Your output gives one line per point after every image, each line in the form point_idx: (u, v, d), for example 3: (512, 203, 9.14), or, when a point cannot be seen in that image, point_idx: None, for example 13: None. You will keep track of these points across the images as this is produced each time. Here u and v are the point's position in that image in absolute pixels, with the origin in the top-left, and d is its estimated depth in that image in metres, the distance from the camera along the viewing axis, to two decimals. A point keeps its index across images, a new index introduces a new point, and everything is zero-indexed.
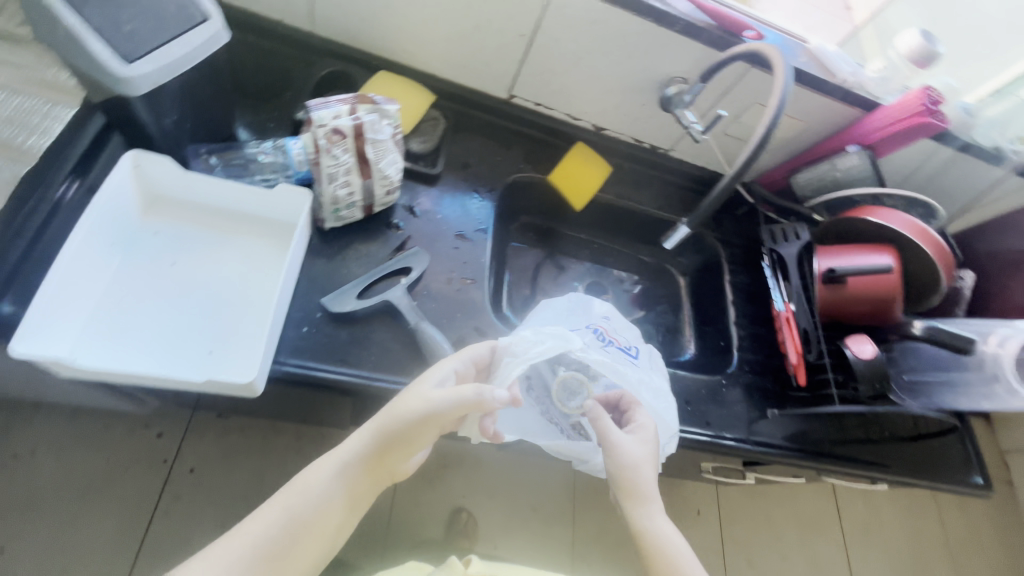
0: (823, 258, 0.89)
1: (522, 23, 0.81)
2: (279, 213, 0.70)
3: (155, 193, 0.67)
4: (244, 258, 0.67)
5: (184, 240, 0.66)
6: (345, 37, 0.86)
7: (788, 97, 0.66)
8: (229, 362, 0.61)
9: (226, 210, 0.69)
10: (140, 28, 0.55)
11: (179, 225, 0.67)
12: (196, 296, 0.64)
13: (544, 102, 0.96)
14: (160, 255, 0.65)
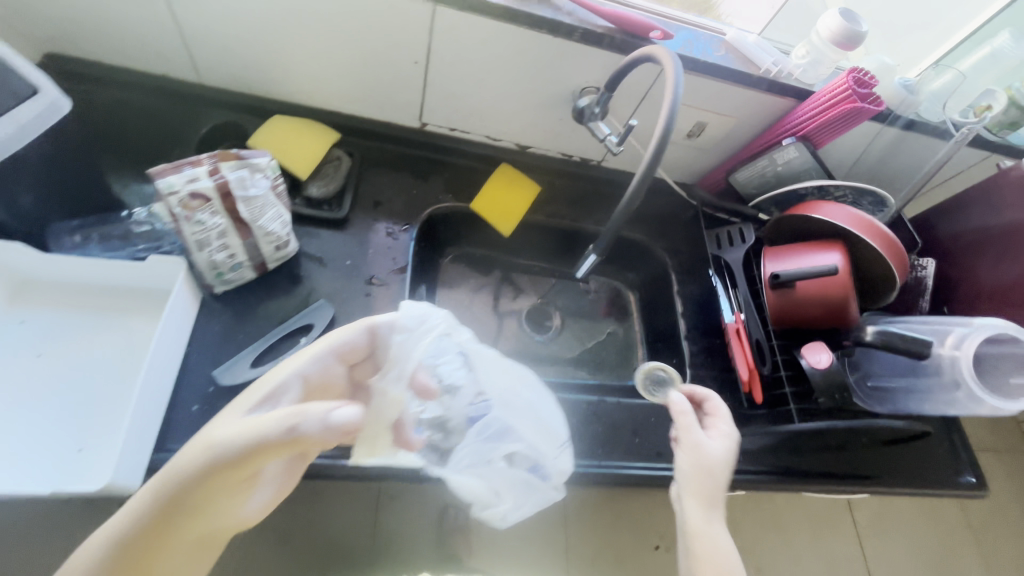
0: (770, 263, 0.83)
1: (413, 50, 0.76)
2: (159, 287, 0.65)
3: (21, 279, 0.62)
4: (121, 340, 0.62)
5: (55, 329, 0.61)
6: (236, 84, 0.82)
7: (679, 102, 0.59)
8: (102, 461, 0.56)
9: (100, 288, 0.64)
10: None
11: (49, 313, 0.62)
12: (67, 390, 0.59)
13: (459, 126, 0.91)
14: (26, 348, 0.60)
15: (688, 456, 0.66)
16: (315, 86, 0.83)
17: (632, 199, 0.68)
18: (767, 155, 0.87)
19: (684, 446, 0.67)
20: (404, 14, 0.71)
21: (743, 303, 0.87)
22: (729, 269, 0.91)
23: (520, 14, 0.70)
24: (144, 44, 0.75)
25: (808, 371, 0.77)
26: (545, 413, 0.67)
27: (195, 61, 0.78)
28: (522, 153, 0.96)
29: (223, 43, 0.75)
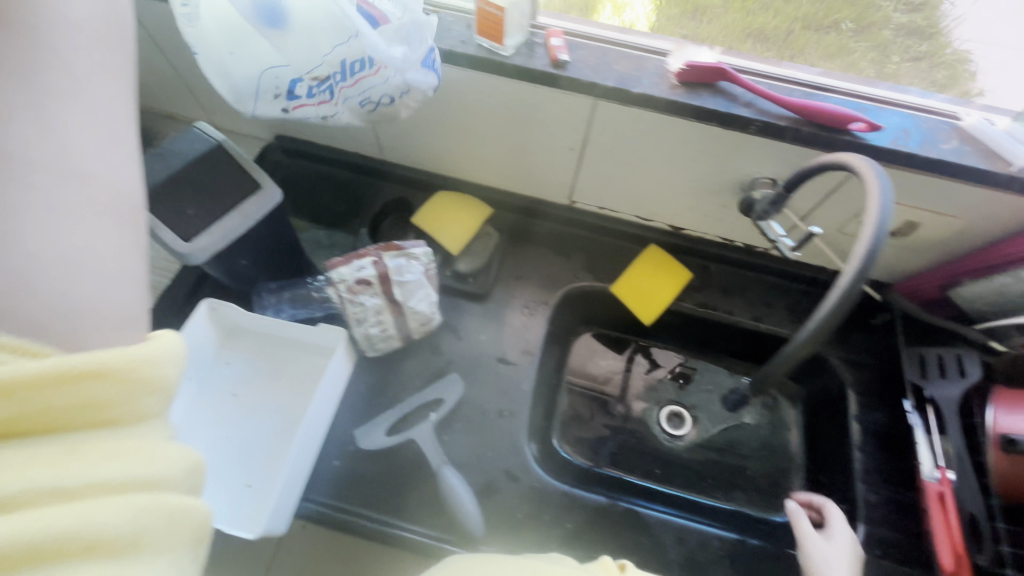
0: (1001, 415, 0.64)
1: (570, 137, 0.75)
2: (321, 349, 0.74)
3: (233, 325, 0.76)
4: (290, 389, 0.73)
5: (245, 375, 0.74)
6: (409, 163, 0.90)
7: (891, 219, 0.46)
8: (260, 501, 0.65)
9: (282, 340, 0.75)
10: (200, 211, 0.62)
11: (243, 361, 0.75)
12: (248, 429, 0.70)
13: (608, 205, 0.88)
14: (225, 388, 0.73)
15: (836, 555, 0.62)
16: (475, 165, 0.87)
17: (807, 344, 0.54)
18: (1007, 272, 0.67)
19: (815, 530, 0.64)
20: (564, 107, 0.70)
21: (955, 455, 0.69)
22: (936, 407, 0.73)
23: (688, 108, 0.65)
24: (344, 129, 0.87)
25: None
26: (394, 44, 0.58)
27: (381, 144, 0.88)
28: (674, 235, 0.89)
29: (404, 130, 0.84)
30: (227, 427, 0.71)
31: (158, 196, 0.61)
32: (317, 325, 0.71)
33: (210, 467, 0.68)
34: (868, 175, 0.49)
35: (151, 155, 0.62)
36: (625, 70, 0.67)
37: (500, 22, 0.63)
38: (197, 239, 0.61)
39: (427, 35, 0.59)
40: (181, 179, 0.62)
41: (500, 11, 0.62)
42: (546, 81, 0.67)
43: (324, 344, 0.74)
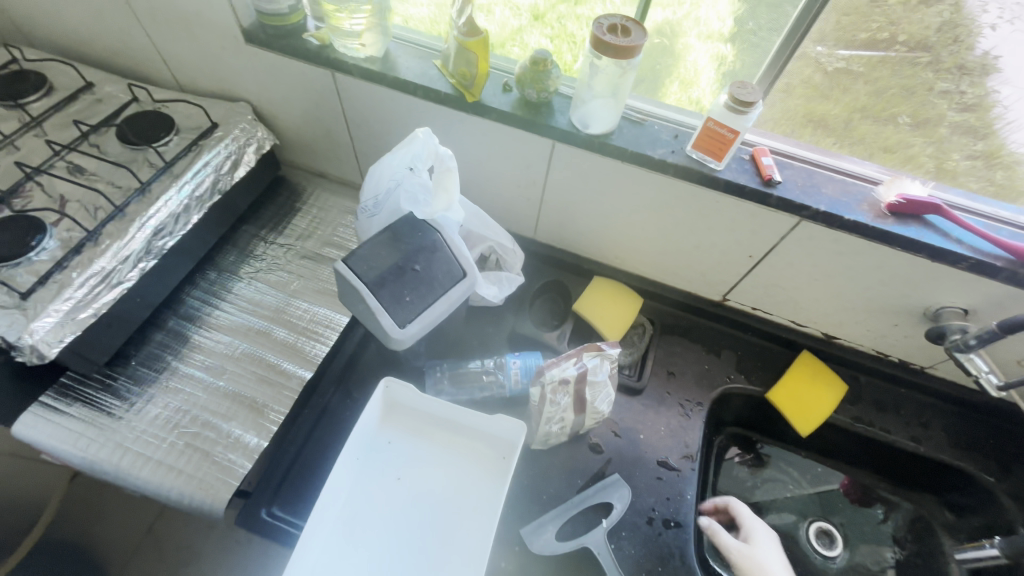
0: None
1: (753, 246, 0.76)
2: (491, 436, 0.72)
3: (395, 401, 0.75)
4: (458, 478, 0.70)
5: (409, 457, 0.72)
6: (561, 245, 0.91)
7: None
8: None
9: (447, 423, 0.74)
10: (415, 296, 0.61)
11: (405, 442, 0.73)
12: (417, 518, 0.68)
13: (762, 307, 0.87)
14: (387, 469, 0.71)
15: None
16: (633, 255, 0.87)
17: None
18: None
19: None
20: (761, 221, 0.71)
21: None
22: None
23: (902, 238, 0.65)
24: (506, 208, 0.88)
25: None
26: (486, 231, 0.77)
27: (538, 225, 0.89)
28: (826, 342, 0.87)
29: (571, 218, 0.85)
30: (394, 514, 0.68)
31: (382, 282, 0.61)
32: (497, 414, 0.70)
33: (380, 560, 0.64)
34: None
35: (374, 238, 0.63)
36: (834, 194, 0.68)
37: (731, 144, 0.64)
38: (410, 326, 0.60)
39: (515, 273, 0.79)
40: (401, 266, 0.62)
41: (733, 134, 0.63)
42: (755, 197, 0.68)
43: (496, 432, 0.72)
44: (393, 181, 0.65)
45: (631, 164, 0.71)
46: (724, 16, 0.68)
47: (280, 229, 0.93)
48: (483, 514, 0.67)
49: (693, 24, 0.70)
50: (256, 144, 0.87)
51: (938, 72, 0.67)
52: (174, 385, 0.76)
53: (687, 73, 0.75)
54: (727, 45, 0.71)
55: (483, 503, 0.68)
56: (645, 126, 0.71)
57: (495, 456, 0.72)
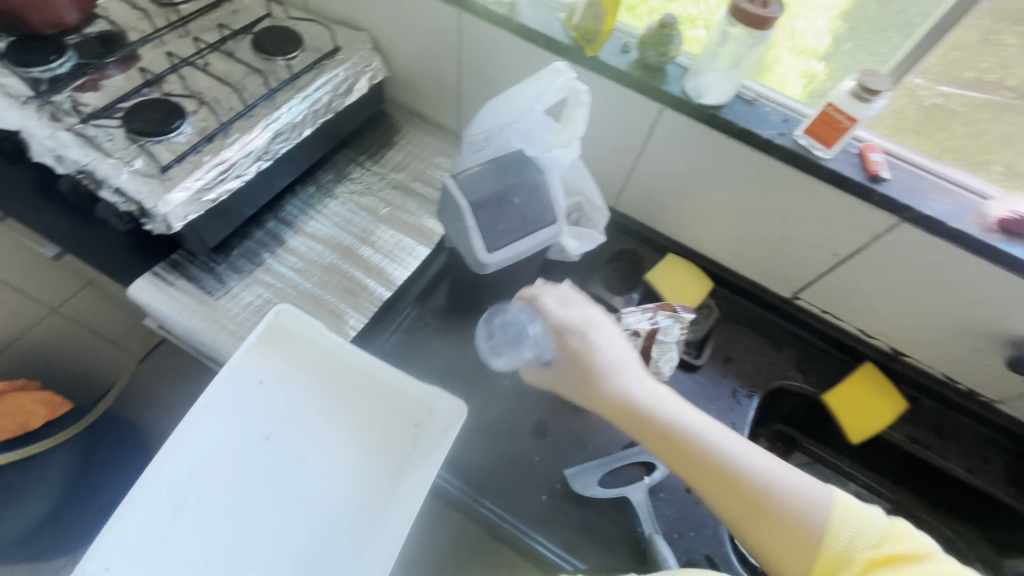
0: None
1: (841, 244, 0.76)
2: (405, 404, 0.73)
3: (280, 334, 0.73)
4: (355, 441, 0.70)
5: (296, 422, 0.70)
6: (640, 217, 0.92)
7: None
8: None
9: (343, 374, 0.73)
10: (508, 228, 0.65)
11: (279, 392, 0.71)
12: (279, 482, 0.67)
13: (833, 312, 0.86)
14: (260, 427, 0.69)
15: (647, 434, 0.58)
16: (710, 237, 0.88)
17: None
18: None
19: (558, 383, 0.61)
20: (856, 218, 0.71)
21: None
22: None
23: (1007, 256, 0.64)
24: (595, 171, 0.90)
25: None
26: (581, 184, 0.79)
27: (622, 194, 0.91)
28: (892, 357, 0.86)
29: (656, 191, 0.86)
30: (250, 477, 0.67)
31: (484, 206, 0.64)
32: (438, 392, 0.71)
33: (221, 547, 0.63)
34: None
35: (482, 167, 0.67)
36: (940, 201, 0.67)
37: (846, 132, 0.64)
38: (497, 254, 0.64)
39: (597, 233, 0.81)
40: (502, 197, 0.65)
41: (850, 122, 0.63)
42: (857, 191, 0.67)
43: (411, 394, 0.73)
44: (511, 116, 0.67)
45: (736, 141, 0.72)
46: (820, 34, 0.73)
47: (376, 158, 0.99)
48: (375, 493, 0.68)
49: (787, 37, 0.74)
50: (370, 73, 0.92)
51: None
52: (267, 280, 0.82)
53: (774, 82, 0.76)
54: (818, 64, 0.74)
55: (380, 482, 0.69)
56: (757, 106, 0.72)
57: (402, 427, 0.72)
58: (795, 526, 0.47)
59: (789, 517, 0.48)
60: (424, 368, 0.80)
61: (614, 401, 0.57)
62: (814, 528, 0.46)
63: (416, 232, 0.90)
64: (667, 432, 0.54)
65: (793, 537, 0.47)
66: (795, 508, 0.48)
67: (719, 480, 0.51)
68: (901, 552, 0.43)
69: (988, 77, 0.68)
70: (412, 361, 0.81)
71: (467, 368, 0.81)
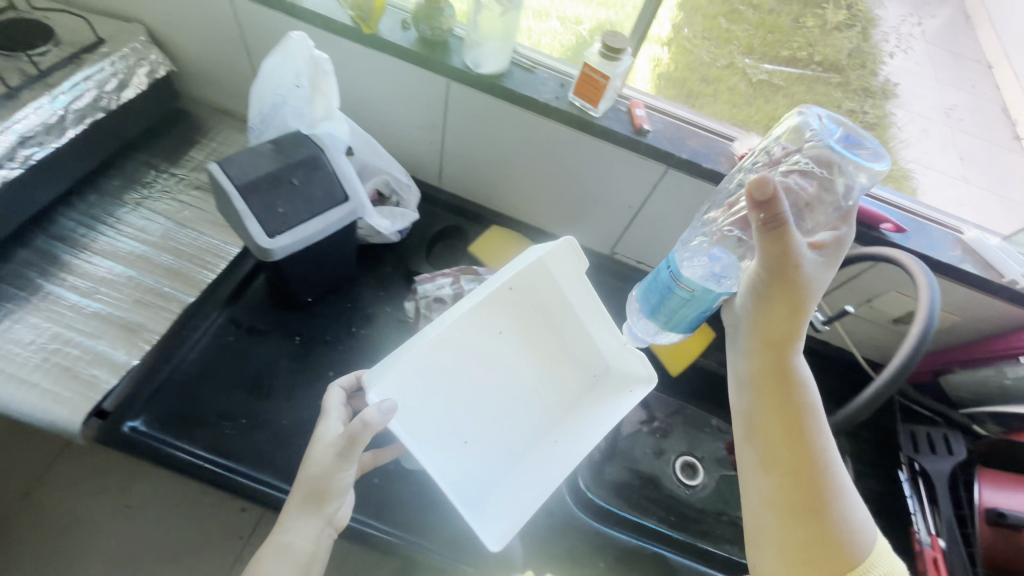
0: (988, 489, 0.71)
1: (632, 196, 0.82)
2: (595, 357, 0.78)
3: (542, 267, 0.75)
4: (539, 377, 0.77)
5: (510, 314, 0.76)
6: (464, 194, 0.94)
7: (934, 326, 0.56)
8: (473, 474, 0.69)
9: (558, 318, 0.77)
10: (290, 209, 0.63)
11: (515, 310, 0.76)
12: (482, 396, 0.73)
13: (647, 262, 0.93)
14: (490, 322, 0.75)
15: (743, 361, 0.58)
16: (528, 204, 0.91)
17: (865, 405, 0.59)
18: (992, 366, 0.79)
19: (759, 317, 0.55)
20: (636, 170, 0.78)
21: (944, 526, 0.74)
22: (928, 480, 0.79)
23: None
24: (412, 152, 0.90)
25: None
26: (385, 163, 0.79)
27: (442, 172, 0.92)
28: None
29: (471, 165, 0.88)
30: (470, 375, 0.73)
31: (254, 188, 0.62)
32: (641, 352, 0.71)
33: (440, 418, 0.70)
34: (919, 275, 0.60)
35: (256, 149, 0.64)
36: (697, 147, 0.75)
37: (603, 88, 0.69)
38: (280, 237, 0.61)
39: (410, 212, 0.81)
40: (278, 177, 0.63)
41: (605, 80, 0.69)
42: (627, 144, 0.74)
43: (600, 353, 0.77)
44: (279, 96, 0.66)
45: (520, 107, 0.75)
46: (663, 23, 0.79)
47: (175, 160, 0.89)
48: (543, 401, 0.76)
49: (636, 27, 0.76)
50: (148, 66, 0.84)
51: (846, 91, 0.86)
52: (36, 303, 0.72)
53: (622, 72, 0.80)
54: (662, 49, 0.83)
55: (540, 397, 0.76)
56: (535, 73, 0.76)
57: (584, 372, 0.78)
58: (836, 543, 0.46)
59: (838, 533, 0.47)
60: (238, 374, 0.74)
61: (791, 331, 0.53)
62: (857, 548, 0.46)
63: (224, 232, 0.84)
64: (801, 408, 0.52)
65: (825, 545, 0.47)
66: (852, 528, 0.47)
67: (800, 479, 0.49)
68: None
69: (800, 55, 0.85)
70: (223, 367, 0.74)
71: (287, 367, 0.76)
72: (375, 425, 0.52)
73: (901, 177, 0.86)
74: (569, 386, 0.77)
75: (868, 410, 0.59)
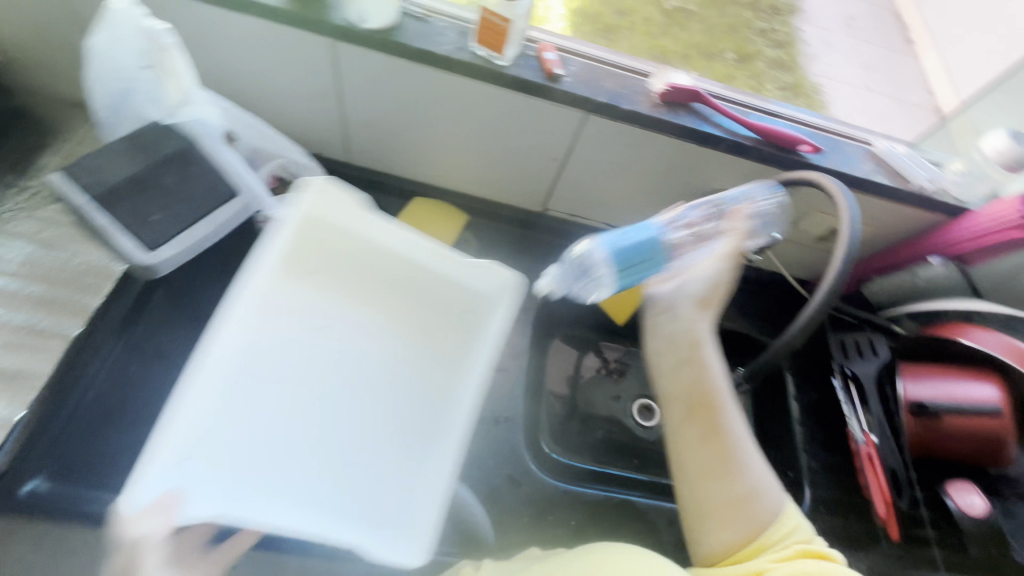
0: (909, 385, 0.76)
1: (555, 147, 0.78)
2: (456, 292, 0.63)
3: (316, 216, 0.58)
4: (405, 346, 0.59)
5: (349, 298, 0.58)
6: (378, 167, 0.86)
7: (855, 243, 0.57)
8: (377, 502, 0.53)
9: (381, 278, 0.61)
10: (168, 216, 0.54)
11: (319, 287, 0.57)
12: (331, 412, 0.55)
13: (580, 213, 0.90)
14: (305, 315, 0.55)
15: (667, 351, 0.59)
16: (449, 169, 0.85)
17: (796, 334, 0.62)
18: (907, 269, 0.83)
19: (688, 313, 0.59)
20: (554, 119, 0.73)
21: (874, 423, 0.81)
22: (858, 383, 0.85)
23: (672, 125, 0.71)
24: (307, 128, 0.81)
25: (955, 512, 0.72)
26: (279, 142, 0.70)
27: (349, 145, 0.83)
28: None
29: (379, 134, 0.80)
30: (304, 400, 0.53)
31: (117, 196, 0.53)
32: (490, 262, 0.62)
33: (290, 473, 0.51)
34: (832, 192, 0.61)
35: (108, 149, 0.55)
36: (614, 87, 0.72)
37: (505, 33, 0.64)
38: (161, 249, 0.53)
39: None
40: (144, 180, 0.54)
41: (505, 22, 0.63)
42: (541, 92, 0.69)
43: (452, 280, 0.63)
44: (124, 80, 0.56)
45: (417, 62, 0.68)
46: None
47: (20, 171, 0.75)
48: (442, 372, 0.60)
49: None
50: None
51: None
52: None
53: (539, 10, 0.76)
54: None
55: (437, 369, 0.60)
56: (429, 23, 0.69)
57: (452, 316, 0.63)
58: (755, 500, 0.51)
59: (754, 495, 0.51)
60: None
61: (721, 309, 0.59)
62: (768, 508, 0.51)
63: None
64: (715, 386, 0.55)
65: (749, 504, 0.51)
66: (766, 487, 0.52)
67: (725, 453, 0.53)
68: (823, 550, 0.49)
69: None
70: None
71: None
72: (158, 534, 0.39)
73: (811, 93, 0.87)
74: (411, 333, 0.60)
75: (803, 335, 0.61)
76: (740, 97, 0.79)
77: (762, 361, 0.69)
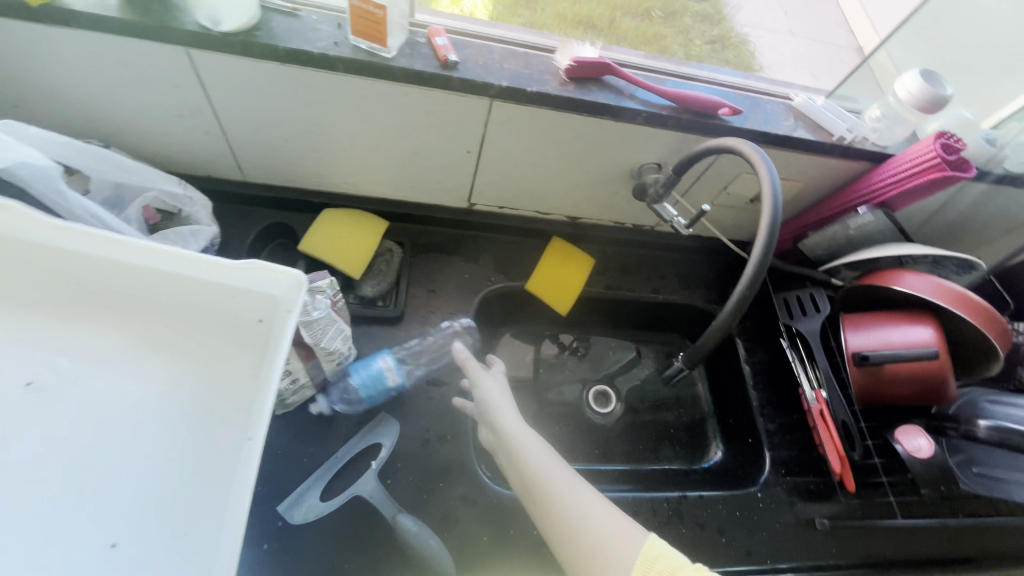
0: (853, 338, 0.75)
1: (466, 139, 0.72)
2: (245, 300, 0.54)
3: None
4: (155, 372, 0.51)
5: (40, 332, 0.48)
6: (279, 182, 0.78)
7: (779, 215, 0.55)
8: (179, 542, 0.45)
9: (85, 296, 0.51)
10: None
11: (57, 320, 0.49)
12: (136, 456, 0.47)
13: (508, 204, 0.85)
14: (52, 355, 0.48)
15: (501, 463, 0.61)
16: (357, 175, 0.78)
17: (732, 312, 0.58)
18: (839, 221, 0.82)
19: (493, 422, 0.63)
20: (457, 110, 0.67)
21: (823, 378, 0.80)
22: (804, 340, 0.84)
23: (584, 102, 0.66)
24: (185, 148, 0.72)
25: (907, 459, 0.71)
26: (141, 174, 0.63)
27: (240, 162, 0.75)
28: (572, 224, 0.90)
29: (269, 147, 0.72)
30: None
31: None
32: (256, 261, 0.51)
33: (23, 542, 0.42)
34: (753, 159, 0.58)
35: None
36: (516, 68, 0.66)
37: (382, 22, 0.57)
38: None
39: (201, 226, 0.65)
40: None
41: (380, 10, 0.56)
42: (436, 83, 0.63)
43: (254, 287, 0.54)
44: None
45: (290, 64, 0.60)
46: None
47: None
48: (243, 394, 0.52)
49: None
50: None
51: None
52: None
53: None
54: None
55: (225, 397, 0.51)
56: (300, 18, 0.61)
57: (240, 329, 0.54)
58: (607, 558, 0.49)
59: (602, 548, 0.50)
60: None
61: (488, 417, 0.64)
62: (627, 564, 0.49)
63: None
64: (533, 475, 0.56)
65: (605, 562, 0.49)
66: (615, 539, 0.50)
67: (566, 527, 0.53)
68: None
69: None
70: None
71: None
72: None
73: (739, 42, 0.84)
74: (163, 364, 0.51)
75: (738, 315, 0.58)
76: (654, 63, 0.75)
77: (702, 342, 0.66)
